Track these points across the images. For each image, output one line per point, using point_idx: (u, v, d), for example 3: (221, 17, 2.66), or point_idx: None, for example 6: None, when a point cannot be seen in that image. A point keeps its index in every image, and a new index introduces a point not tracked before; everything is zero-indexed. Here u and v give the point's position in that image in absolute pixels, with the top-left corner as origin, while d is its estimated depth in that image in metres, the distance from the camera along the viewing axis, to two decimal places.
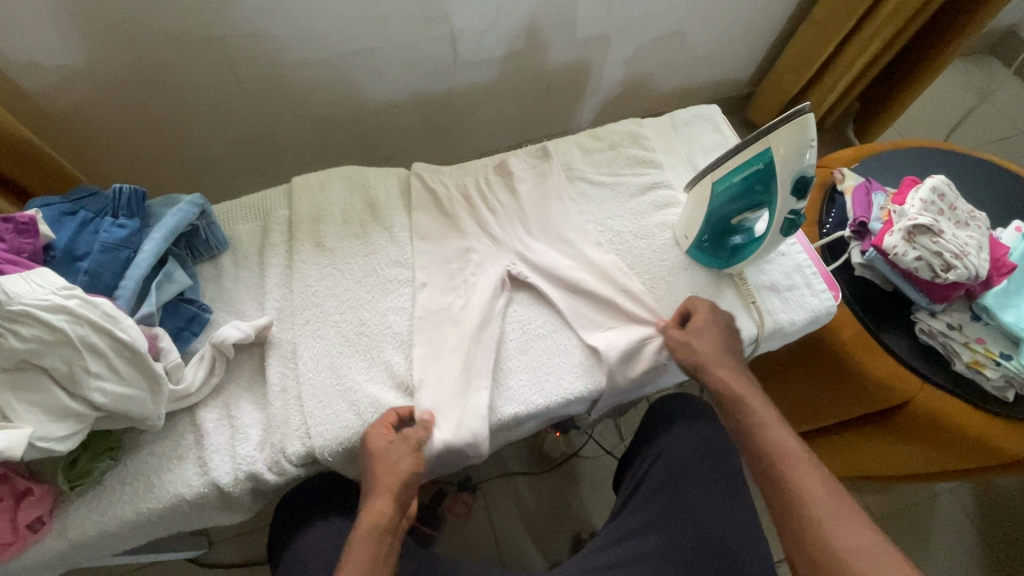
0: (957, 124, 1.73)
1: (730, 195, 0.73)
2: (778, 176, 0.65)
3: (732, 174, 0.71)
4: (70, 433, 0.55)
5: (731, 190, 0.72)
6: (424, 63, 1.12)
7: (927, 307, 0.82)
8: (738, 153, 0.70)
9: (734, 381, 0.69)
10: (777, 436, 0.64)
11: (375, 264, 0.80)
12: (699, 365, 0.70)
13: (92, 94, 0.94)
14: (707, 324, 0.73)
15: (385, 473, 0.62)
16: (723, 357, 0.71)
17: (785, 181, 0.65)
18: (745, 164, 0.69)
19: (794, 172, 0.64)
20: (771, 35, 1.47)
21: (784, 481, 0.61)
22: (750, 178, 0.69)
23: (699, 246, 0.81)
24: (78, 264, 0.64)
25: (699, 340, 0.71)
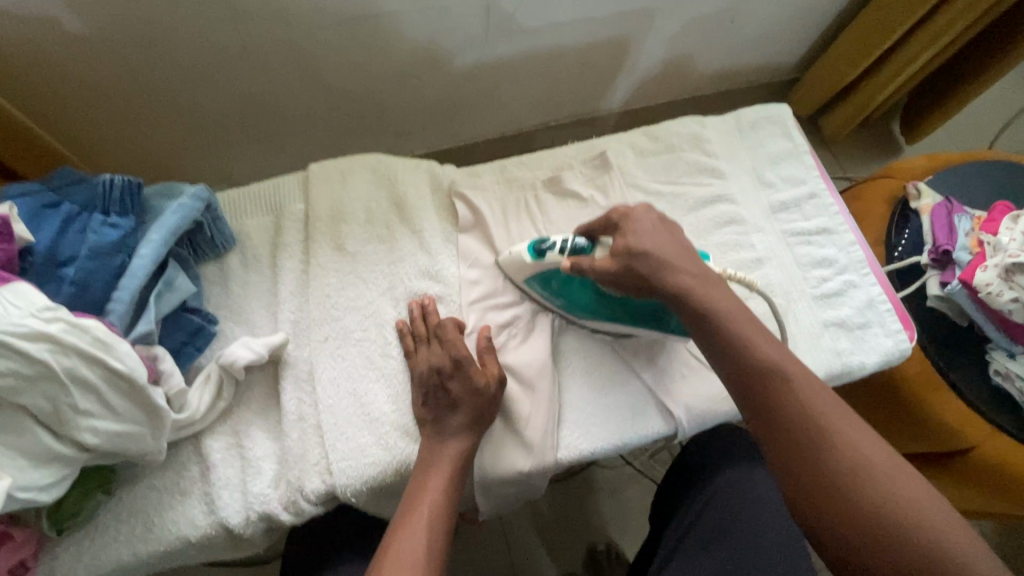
0: (1009, 123, 1.62)
1: (589, 292, 0.66)
2: (545, 267, 0.65)
3: (568, 307, 0.68)
4: (54, 480, 0.47)
5: (584, 292, 0.66)
6: (452, 30, 0.99)
7: (1005, 348, 0.75)
8: (548, 305, 0.69)
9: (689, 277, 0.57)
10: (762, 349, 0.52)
11: (401, 275, 0.71)
12: (656, 274, 0.57)
13: (70, 52, 0.81)
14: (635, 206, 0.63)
15: (467, 407, 0.60)
16: (686, 268, 0.58)
17: (548, 262, 0.64)
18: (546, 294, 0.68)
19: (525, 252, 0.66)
20: (828, 19, 1.33)
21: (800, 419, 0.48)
22: (558, 279, 0.66)
23: (661, 324, 0.66)
24: (61, 270, 0.54)
25: (634, 239, 0.59)
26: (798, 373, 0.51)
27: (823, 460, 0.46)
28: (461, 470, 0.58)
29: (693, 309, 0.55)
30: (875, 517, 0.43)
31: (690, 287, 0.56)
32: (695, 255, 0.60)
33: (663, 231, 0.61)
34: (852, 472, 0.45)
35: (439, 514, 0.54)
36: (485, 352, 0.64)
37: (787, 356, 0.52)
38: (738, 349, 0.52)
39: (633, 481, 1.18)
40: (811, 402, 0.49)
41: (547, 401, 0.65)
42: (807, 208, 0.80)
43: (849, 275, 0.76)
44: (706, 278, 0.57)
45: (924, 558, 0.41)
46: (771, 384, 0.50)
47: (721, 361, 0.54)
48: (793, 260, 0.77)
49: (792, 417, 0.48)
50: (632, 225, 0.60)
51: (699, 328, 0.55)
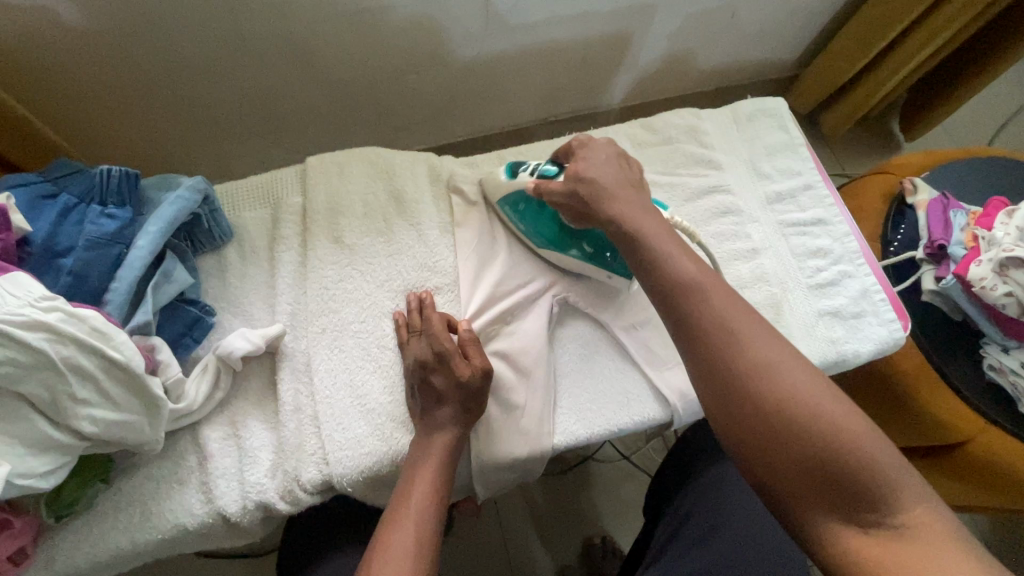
0: (1008, 120, 1.62)
1: (552, 223, 0.70)
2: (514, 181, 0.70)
3: (526, 229, 0.72)
4: (53, 468, 0.48)
5: (548, 222, 0.70)
6: (451, 24, 0.99)
7: (999, 342, 0.76)
8: (510, 229, 0.73)
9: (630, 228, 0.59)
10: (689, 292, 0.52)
11: (398, 266, 0.71)
12: (596, 198, 0.61)
13: (68, 44, 0.81)
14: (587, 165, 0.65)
15: (456, 398, 0.61)
16: (623, 196, 0.61)
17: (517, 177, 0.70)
18: (515, 223, 0.73)
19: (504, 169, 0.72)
20: (828, 14, 1.33)
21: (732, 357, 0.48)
22: (527, 204, 0.71)
23: (608, 262, 0.70)
24: (60, 261, 0.55)
25: (584, 166, 0.64)
26: (716, 287, 0.52)
27: (735, 364, 0.47)
28: (453, 459, 0.59)
29: (625, 234, 0.58)
30: (779, 414, 0.44)
31: (625, 212, 0.60)
32: (641, 189, 0.63)
33: (615, 163, 0.65)
34: (760, 373, 0.46)
35: (432, 502, 0.55)
36: (468, 344, 0.63)
37: (706, 272, 0.53)
38: (659, 265, 0.55)
39: (630, 475, 1.18)
40: (727, 311, 0.50)
41: (543, 389, 0.66)
42: (803, 202, 0.80)
43: (844, 268, 0.76)
44: (646, 207, 0.60)
45: (826, 452, 0.42)
46: (689, 296, 0.51)
47: (648, 277, 0.55)
48: (789, 252, 0.77)
49: (708, 326, 0.49)
50: (589, 152, 0.65)
51: (630, 251, 0.58)
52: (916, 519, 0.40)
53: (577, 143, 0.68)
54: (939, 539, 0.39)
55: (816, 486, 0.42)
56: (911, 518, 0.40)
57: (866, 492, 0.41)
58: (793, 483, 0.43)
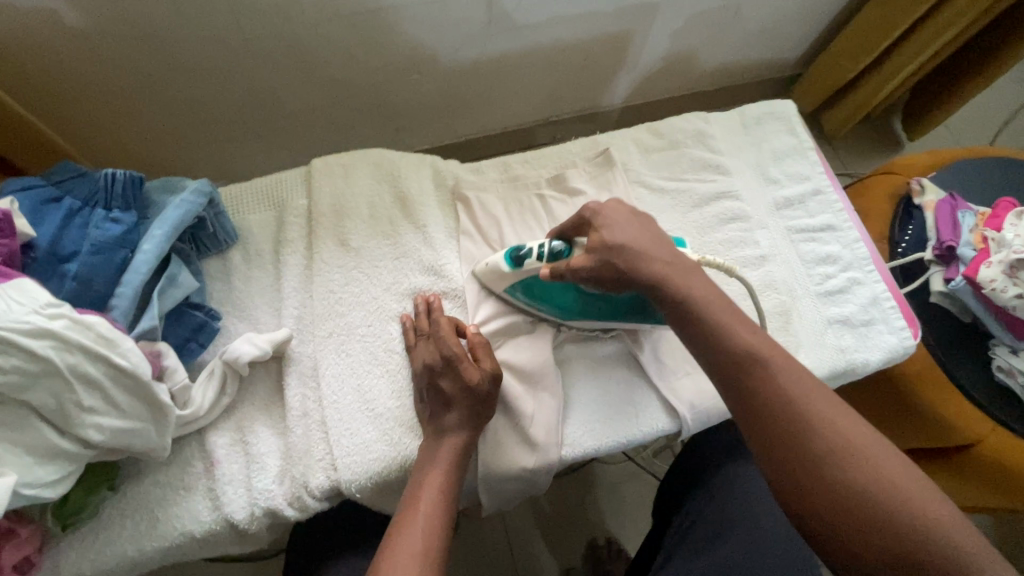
0: (1010, 119, 1.62)
1: (570, 294, 0.65)
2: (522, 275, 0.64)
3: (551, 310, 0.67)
4: (60, 476, 0.47)
5: (565, 294, 0.65)
6: (454, 25, 0.98)
7: (1008, 343, 0.75)
8: (531, 312, 0.68)
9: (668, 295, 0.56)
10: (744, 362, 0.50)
11: (405, 270, 0.70)
12: (631, 267, 0.57)
13: (67, 45, 0.80)
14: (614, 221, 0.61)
15: (465, 403, 0.60)
16: (660, 256, 0.57)
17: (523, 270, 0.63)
18: (528, 301, 0.67)
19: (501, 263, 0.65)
20: (831, 14, 1.32)
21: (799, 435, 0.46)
22: (540, 286, 0.65)
23: (641, 317, 0.67)
24: (65, 266, 0.54)
25: (609, 232, 0.58)
26: (779, 360, 0.50)
27: (809, 448, 0.45)
28: (462, 465, 0.58)
29: (670, 301, 0.55)
30: (862, 504, 0.42)
31: (666, 277, 0.56)
32: (673, 246, 0.59)
33: (641, 224, 0.60)
34: (838, 457, 0.44)
35: (441, 509, 0.54)
36: (479, 349, 0.63)
37: (768, 343, 0.51)
38: (716, 337, 0.52)
39: (635, 477, 1.18)
40: (796, 387, 0.48)
41: (551, 400, 0.65)
42: (811, 204, 0.79)
43: (853, 270, 0.76)
44: (684, 265, 0.57)
45: (916, 545, 0.40)
46: (753, 370, 0.49)
47: (703, 347, 0.53)
48: (797, 256, 0.76)
49: (775, 404, 0.47)
50: (608, 219, 0.59)
51: (680, 320, 0.54)
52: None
53: (584, 210, 0.61)
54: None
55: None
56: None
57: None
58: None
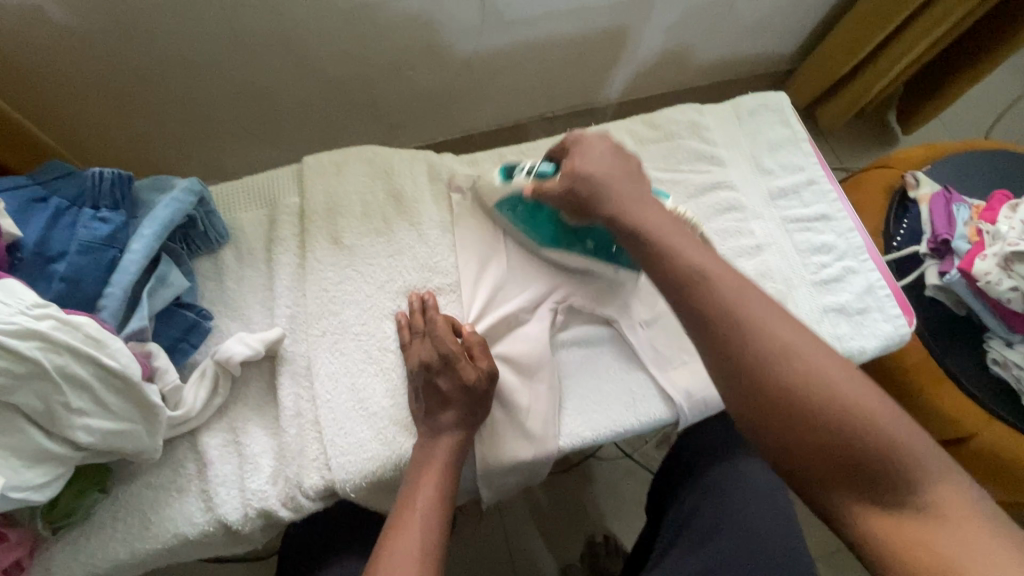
0: (1003, 113, 1.62)
1: (552, 221, 0.69)
2: (509, 188, 0.68)
3: (529, 231, 0.71)
4: (49, 479, 0.47)
5: (547, 222, 0.69)
6: (447, 19, 0.97)
7: (1003, 336, 0.75)
8: (513, 232, 0.73)
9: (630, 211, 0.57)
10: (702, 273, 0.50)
11: (399, 266, 0.70)
12: (595, 195, 0.59)
13: (55, 43, 0.79)
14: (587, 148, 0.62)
15: (461, 400, 0.60)
16: (623, 187, 0.59)
17: (511, 184, 0.68)
18: (513, 221, 0.71)
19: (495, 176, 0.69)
20: (826, 7, 1.32)
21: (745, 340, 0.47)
22: (525, 208, 0.69)
23: (613, 258, 0.70)
24: (52, 266, 0.53)
25: (580, 160, 0.61)
26: (724, 274, 0.50)
27: (750, 356, 0.46)
28: (457, 463, 0.58)
29: (625, 228, 0.57)
30: (799, 403, 0.44)
31: (625, 208, 0.58)
32: (643, 182, 0.61)
33: (614, 157, 0.62)
34: (776, 360, 0.46)
35: (439, 510, 0.54)
36: (475, 346, 0.62)
37: (712, 258, 0.51)
38: (664, 257, 0.53)
39: (632, 473, 1.18)
40: (738, 299, 0.48)
41: (547, 393, 0.65)
42: (806, 197, 0.79)
43: (848, 263, 0.76)
44: (646, 199, 0.59)
45: (846, 437, 0.43)
46: (698, 284, 0.50)
47: (651, 265, 0.53)
48: (792, 249, 0.76)
49: (718, 315, 0.48)
50: (582, 149, 0.62)
51: (634, 246, 0.56)
52: (941, 498, 0.40)
53: (568, 140, 0.65)
54: (964, 514, 0.40)
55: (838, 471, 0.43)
56: (935, 500, 0.40)
57: (890, 476, 0.41)
58: (815, 472, 0.44)
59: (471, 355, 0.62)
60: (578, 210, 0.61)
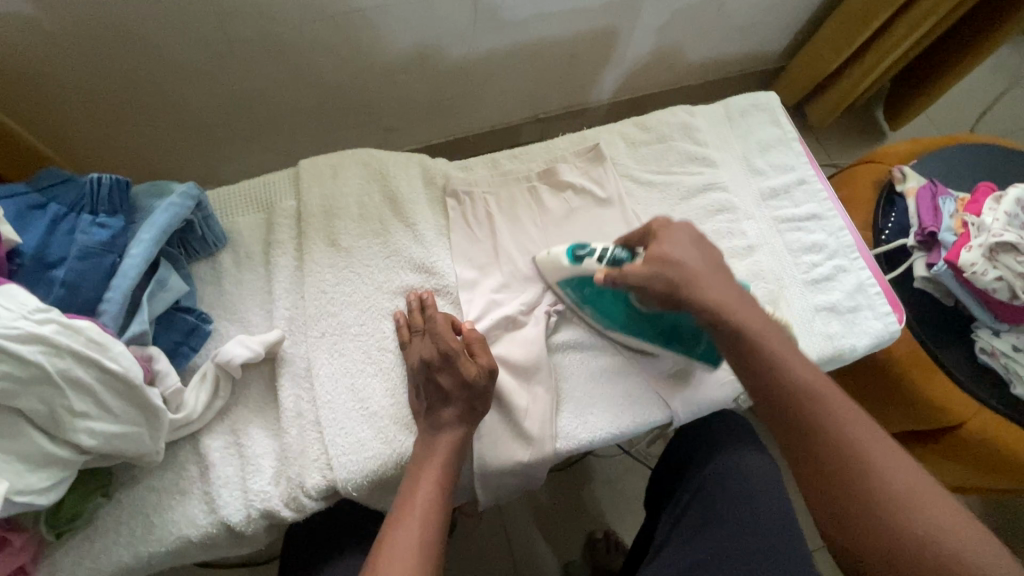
0: (988, 108, 1.65)
1: (624, 306, 0.67)
2: (581, 270, 0.66)
3: (600, 315, 0.69)
4: (53, 483, 0.47)
5: (618, 305, 0.67)
6: (439, 23, 0.98)
7: (990, 326, 0.77)
8: (582, 316, 0.71)
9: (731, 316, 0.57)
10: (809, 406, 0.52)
11: (396, 268, 0.70)
12: (687, 284, 0.59)
13: (50, 51, 0.80)
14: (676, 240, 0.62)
15: (461, 397, 0.60)
16: (716, 285, 0.59)
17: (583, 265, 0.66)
18: (578, 299, 0.69)
19: (564, 254, 0.67)
20: (811, 7, 1.34)
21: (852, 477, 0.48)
22: (593, 287, 0.67)
23: (690, 348, 0.67)
24: (52, 273, 0.54)
25: (670, 247, 0.61)
26: (832, 396, 0.52)
27: (864, 487, 0.48)
28: (457, 460, 0.59)
29: (724, 326, 0.57)
30: (916, 549, 0.44)
31: (721, 301, 0.58)
32: (730, 275, 0.61)
33: (701, 246, 0.62)
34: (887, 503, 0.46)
35: (439, 506, 0.54)
36: (474, 344, 0.63)
37: (821, 379, 0.53)
38: (766, 367, 0.54)
39: (630, 470, 1.19)
40: (850, 426, 0.50)
41: (545, 390, 0.66)
42: (797, 194, 0.81)
43: (839, 258, 0.77)
44: (740, 295, 0.59)
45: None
46: (809, 408, 0.51)
47: (756, 381, 0.55)
48: (783, 245, 0.78)
49: (827, 438, 0.50)
50: (667, 235, 0.63)
51: (731, 344, 0.56)
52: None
53: (654, 224, 0.64)
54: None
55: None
56: None
57: None
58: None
59: (470, 352, 0.63)
60: (664, 299, 0.61)
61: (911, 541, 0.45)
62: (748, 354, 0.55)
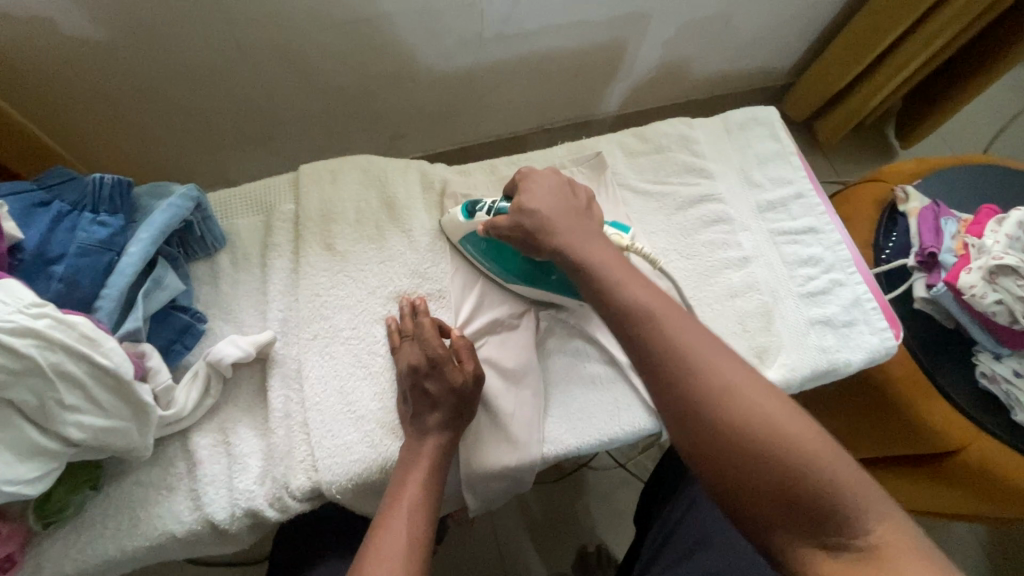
0: (1002, 129, 1.62)
1: (512, 258, 0.68)
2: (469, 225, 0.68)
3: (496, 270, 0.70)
4: (41, 474, 0.48)
5: (508, 257, 0.68)
6: (446, 33, 1.00)
7: (992, 349, 0.76)
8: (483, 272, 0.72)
9: (582, 247, 0.57)
10: (649, 311, 0.50)
11: (390, 273, 0.71)
12: (543, 229, 0.60)
13: (65, 52, 0.82)
14: (539, 184, 0.63)
15: (445, 403, 0.60)
16: (569, 224, 0.60)
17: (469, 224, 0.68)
18: (477, 254, 0.71)
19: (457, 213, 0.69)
20: (822, 23, 1.34)
21: (689, 374, 0.46)
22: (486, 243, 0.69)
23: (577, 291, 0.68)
24: (51, 268, 0.55)
25: (527, 198, 0.62)
26: (670, 314, 0.50)
27: (704, 386, 0.46)
28: (444, 466, 0.59)
29: (572, 260, 0.57)
30: (734, 438, 0.43)
31: (569, 236, 0.58)
32: (586, 216, 0.61)
33: (558, 192, 0.63)
34: (722, 400, 0.45)
35: (424, 513, 0.54)
36: (463, 350, 0.63)
37: (661, 297, 0.52)
38: (612, 295, 0.53)
39: (624, 483, 1.17)
40: (694, 343, 0.48)
41: (532, 400, 0.66)
42: (795, 210, 0.80)
43: (835, 276, 0.76)
44: (590, 230, 0.60)
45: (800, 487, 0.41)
46: (653, 329, 0.49)
47: (601, 306, 0.54)
48: (780, 260, 0.77)
49: (665, 355, 0.48)
50: (529, 187, 0.63)
51: (579, 277, 0.56)
52: (885, 537, 0.39)
53: (518, 175, 0.65)
54: (906, 554, 0.38)
55: (774, 503, 0.41)
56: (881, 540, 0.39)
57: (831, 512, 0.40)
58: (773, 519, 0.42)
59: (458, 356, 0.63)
60: (525, 242, 0.62)
61: (746, 437, 0.43)
62: (589, 277, 0.55)
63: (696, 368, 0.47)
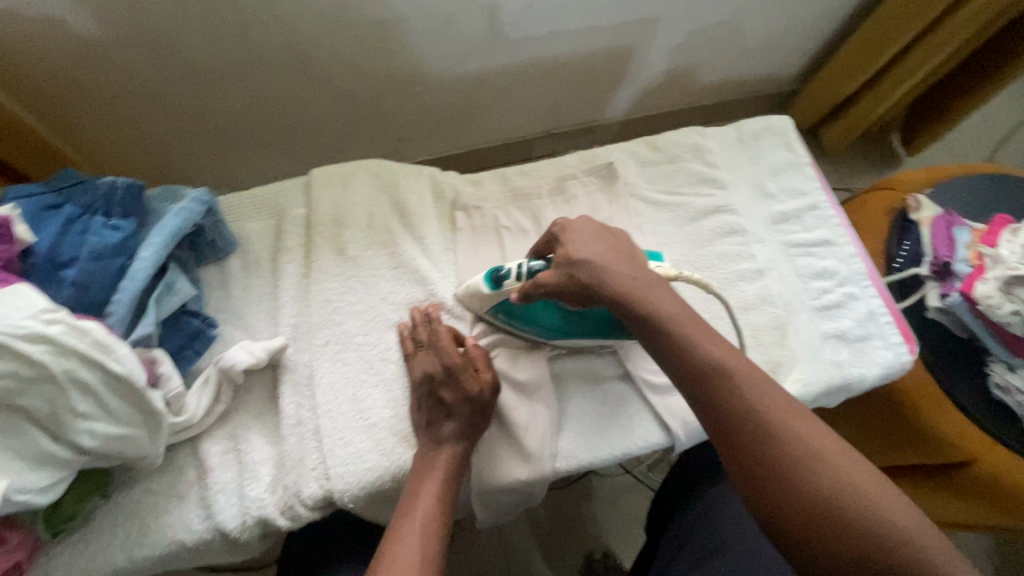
0: (1006, 138, 1.63)
1: (550, 313, 0.65)
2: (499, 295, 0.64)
3: (534, 331, 0.67)
4: (53, 482, 0.47)
5: (546, 314, 0.65)
6: (457, 38, 0.99)
7: (1005, 360, 0.75)
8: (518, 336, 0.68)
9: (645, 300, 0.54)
10: (722, 368, 0.49)
11: (403, 281, 0.70)
12: (597, 280, 0.56)
13: (74, 53, 0.81)
14: (586, 230, 0.59)
15: (461, 413, 0.60)
16: (625, 271, 0.56)
17: (499, 295, 0.64)
18: (508, 320, 0.67)
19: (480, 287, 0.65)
20: (829, 31, 1.34)
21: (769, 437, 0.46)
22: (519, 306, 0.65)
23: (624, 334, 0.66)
24: (62, 272, 0.54)
25: (574, 247, 0.58)
26: (742, 369, 0.49)
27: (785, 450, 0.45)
28: (458, 476, 0.58)
29: (633, 313, 0.54)
30: (822, 506, 0.43)
31: (628, 289, 0.55)
32: (639, 263, 0.58)
33: (606, 240, 0.59)
34: (807, 467, 0.44)
35: (439, 523, 0.53)
36: (478, 360, 0.64)
37: (731, 353, 0.51)
38: (681, 350, 0.51)
39: (630, 491, 1.17)
40: (759, 394, 0.48)
41: (546, 410, 0.65)
42: (808, 219, 0.80)
43: (849, 286, 0.76)
44: (648, 279, 0.56)
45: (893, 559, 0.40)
46: (723, 388, 0.48)
47: (669, 363, 0.52)
48: (794, 270, 0.77)
49: (742, 417, 0.47)
50: (571, 236, 0.59)
51: (642, 330, 0.53)
52: None
53: (556, 226, 0.61)
54: None
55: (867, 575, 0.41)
56: None
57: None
58: None
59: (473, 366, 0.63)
60: (579, 295, 0.58)
61: (832, 507, 0.42)
62: (654, 330, 0.53)
63: (776, 431, 0.46)
